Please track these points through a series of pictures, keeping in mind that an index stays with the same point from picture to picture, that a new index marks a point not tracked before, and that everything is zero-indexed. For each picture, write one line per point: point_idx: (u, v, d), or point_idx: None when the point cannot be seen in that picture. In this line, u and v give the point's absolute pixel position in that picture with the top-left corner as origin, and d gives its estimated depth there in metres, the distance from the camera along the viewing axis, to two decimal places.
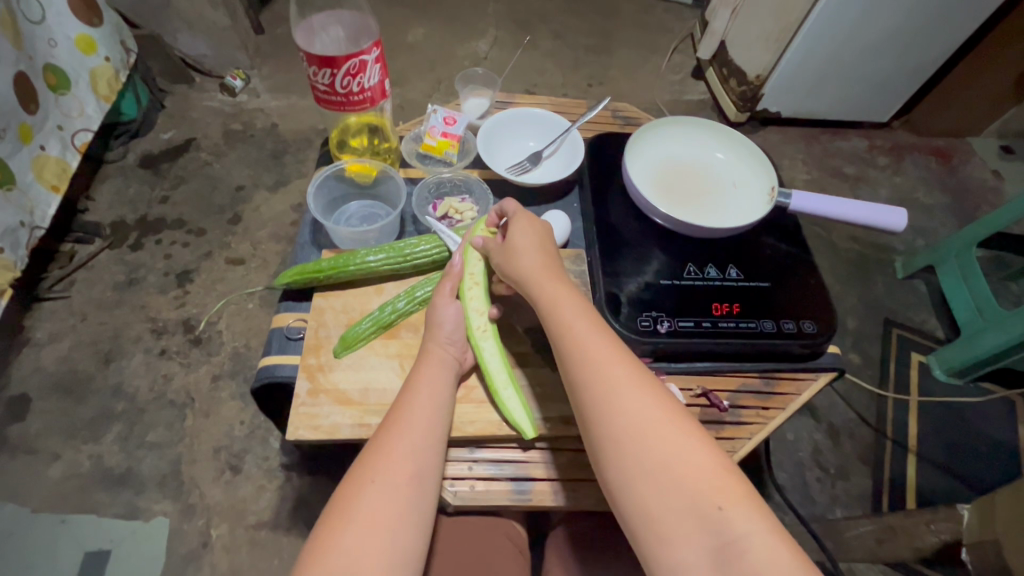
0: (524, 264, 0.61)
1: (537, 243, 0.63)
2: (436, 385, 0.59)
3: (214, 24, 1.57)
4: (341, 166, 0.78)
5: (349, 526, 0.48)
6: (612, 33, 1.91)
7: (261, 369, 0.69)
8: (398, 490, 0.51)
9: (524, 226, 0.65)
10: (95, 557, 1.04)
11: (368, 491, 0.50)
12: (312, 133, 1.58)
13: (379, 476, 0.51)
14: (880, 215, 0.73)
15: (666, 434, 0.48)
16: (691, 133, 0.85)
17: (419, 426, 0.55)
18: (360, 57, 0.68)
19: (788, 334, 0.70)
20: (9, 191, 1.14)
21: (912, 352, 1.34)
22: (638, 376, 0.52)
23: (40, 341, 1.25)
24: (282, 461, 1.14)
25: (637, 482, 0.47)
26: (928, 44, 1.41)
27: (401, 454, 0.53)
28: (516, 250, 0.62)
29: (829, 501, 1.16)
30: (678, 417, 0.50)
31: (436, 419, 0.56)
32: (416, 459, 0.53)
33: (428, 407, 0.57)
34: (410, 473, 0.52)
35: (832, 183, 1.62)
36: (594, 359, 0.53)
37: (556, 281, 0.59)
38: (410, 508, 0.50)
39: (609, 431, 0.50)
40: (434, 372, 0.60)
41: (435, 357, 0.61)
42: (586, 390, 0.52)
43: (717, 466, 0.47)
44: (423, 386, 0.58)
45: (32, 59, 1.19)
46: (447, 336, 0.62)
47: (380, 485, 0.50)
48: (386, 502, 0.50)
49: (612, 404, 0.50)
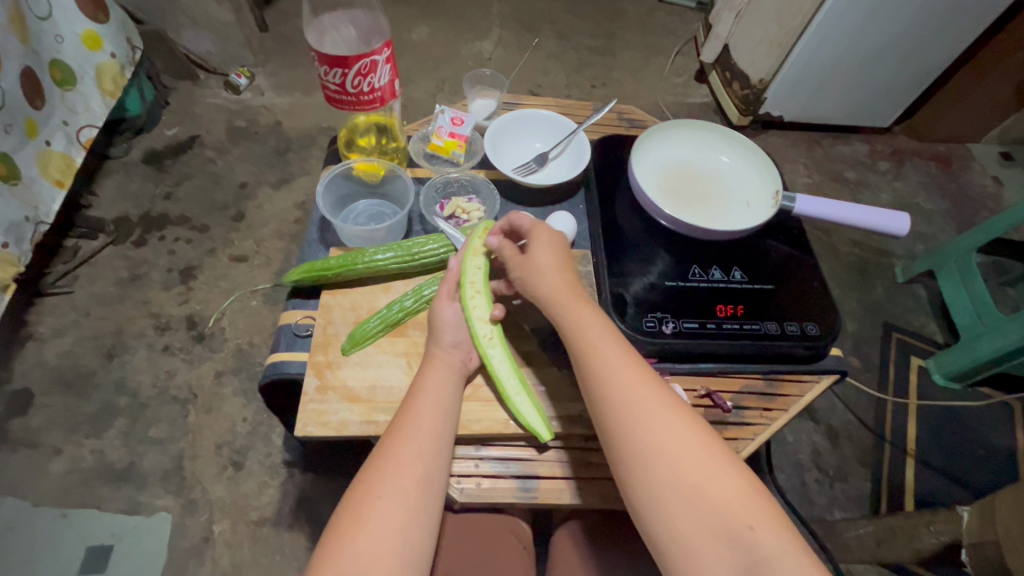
0: (545, 279, 0.62)
1: (557, 255, 0.64)
2: (443, 388, 0.59)
3: (219, 21, 1.57)
4: (349, 165, 0.79)
5: (359, 532, 0.48)
6: (615, 34, 1.91)
7: (269, 365, 0.69)
8: (408, 495, 0.51)
9: (543, 239, 0.65)
10: (98, 552, 1.04)
11: (377, 497, 0.50)
12: (317, 132, 1.59)
13: (388, 482, 0.51)
14: (882, 220, 0.74)
15: (696, 455, 0.49)
16: (697, 136, 0.86)
17: (426, 428, 0.56)
18: (371, 58, 0.68)
19: (792, 336, 0.71)
20: (14, 186, 1.14)
21: (912, 355, 1.35)
22: (664, 398, 0.53)
23: (42, 336, 1.25)
24: (285, 457, 1.14)
25: (667, 503, 0.48)
26: (931, 50, 1.42)
27: (409, 459, 0.53)
28: (537, 263, 0.63)
29: (827, 502, 1.17)
30: (704, 436, 0.51)
31: (442, 424, 0.57)
32: (425, 462, 0.53)
33: (435, 411, 0.57)
34: (418, 478, 0.52)
35: (833, 187, 1.63)
36: (621, 380, 0.54)
37: (577, 299, 0.60)
38: (421, 510, 0.51)
39: (637, 452, 0.50)
40: (443, 374, 0.60)
41: (440, 361, 0.61)
42: (612, 408, 0.53)
43: (747, 488, 0.48)
44: (432, 390, 0.58)
45: (38, 54, 1.19)
46: (451, 340, 0.63)
47: (387, 491, 0.51)
48: (395, 508, 0.50)
49: (640, 426, 0.51)
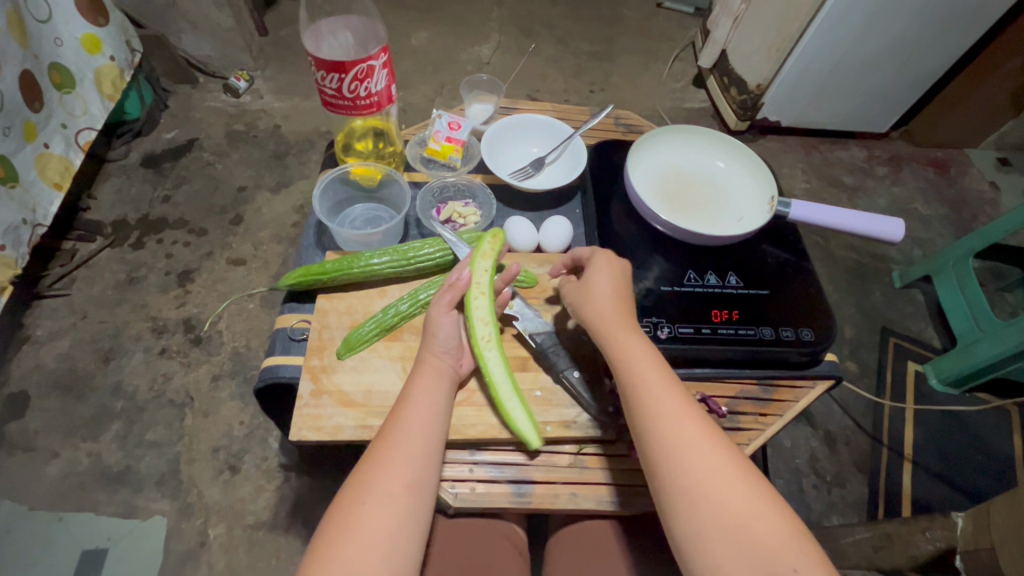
0: (595, 309, 0.63)
1: (615, 285, 0.65)
2: (435, 393, 0.59)
3: (219, 25, 1.58)
4: (346, 169, 0.80)
5: (347, 538, 0.48)
6: (614, 40, 1.92)
7: (265, 369, 0.69)
8: (396, 501, 0.51)
9: (603, 267, 0.66)
10: (93, 556, 1.04)
11: (365, 503, 0.50)
12: (316, 135, 1.59)
13: (375, 488, 0.51)
14: (878, 225, 0.74)
15: (738, 491, 0.50)
16: (693, 141, 0.86)
17: (415, 434, 0.55)
18: (368, 63, 0.68)
19: (787, 342, 0.71)
20: (12, 189, 1.14)
21: (910, 361, 1.35)
22: (709, 433, 0.54)
23: (40, 339, 1.25)
24: (282, 461, 1.14)
25: (709, 537, 0.49)
26: (927, 57, 1.43)
27: (399, 466, 0.53)
28: (592, 290, 0.65)
29: (826, 507, 1.17)
30: (749, 475, 0.52)
31: (433, 431, 0.57)
32: (414, 468, 0.53)
33: (425, 417, 0.57)
34: (407, 484, 0.52)
35: (830, 192, 1.63)
36: (668, 414, 0.55)
37: (624, 330, 0.61)
38: (409, 517, 0.51)
39: (682, 484, 0.51)
40: (434, 379, 0.60)
41: (429, 366, 0.61)
42: (659, 443, 0.54)
43: (787, 526, 0.49)
44: (425, 397, 0.58)
45: (38, 57, 1.19)
46: (442, 345, 0.62)
47: (375, 497, 0.51)
48: (384, 514, 0.50)
49: (684, 458, 0.52)
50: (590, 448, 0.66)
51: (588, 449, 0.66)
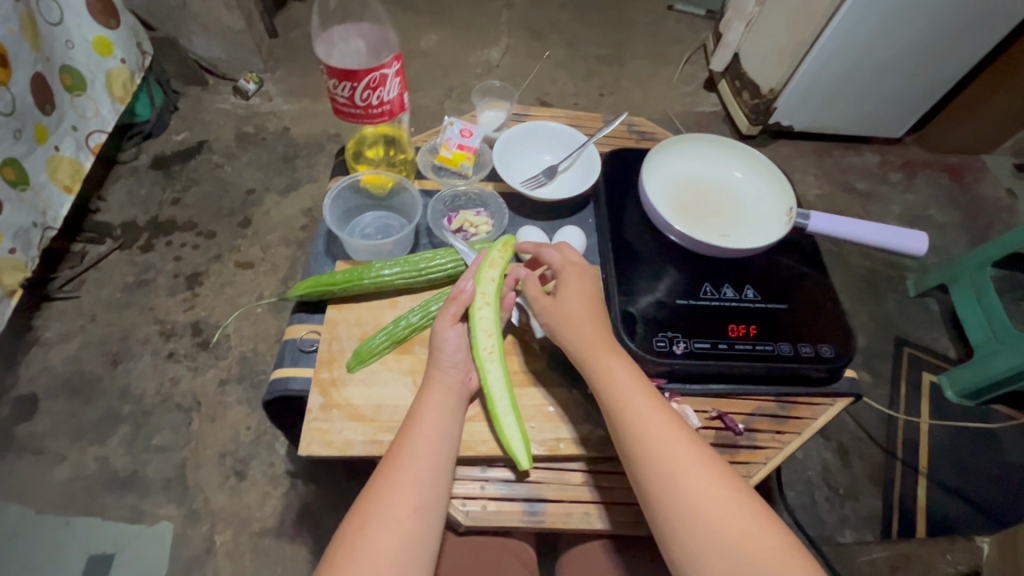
0: (574, 324, 0.62)
1: (589, 297, 0.64)
2: (442, 410, 0.58)
3: (229, 27, 1.57)
4: (357, 178, 0.78)
5: (353, 563, 0.48)
6: (624, 43, 1.91)
7: (273, 380, 0.68)
8: (403, 523, 0.50)
9: (574, 279, 0.65)
10: (100, 560, 1.04)
11: (371, 527, 0.49)
12: (324, 138, 1.59)
13: (381, 511, 0.50)
14: (898, 239, 0.73)
15: (733, 513, 0.49)
16: (710, 151, 0.84)
17: (422, 454, 0.54)
18: (380, 71, 0.68)
19: (805, 358, 0.69)
20: (23, 192, 1.14)
21: (925, 372, 1.33)
22: (698, 450, 0.53)
23: (49, 341, 1.25)
24: (288, 468, 1.13)
25: (708, 562, 0.47)
26: (945, 61, 1.40)
27: (405, 487, 0.52)
28: (564, 303, 0.63)
29: (838, 521, 1.15)
30: (741, 492, 0.51)
31: (441, 449, 0.55)
32: (421, 492, 0.52)
33: (431, 436, 0.55)
34: (414, 506, 0.51)
35: (843, 199, 1.61)
36: (655, 434, 0.54)
37: (606, 346, 0.60)
38: (417, 543, 0.50)
39: (675, 509, 0.50)
40: (445, 393, 0.59)
41: (438, 383, 0.60)
42: (647, 466, 0.52)
43: (785, 546, 0.48)
44: (431, 414, 0.57)
45: (49, 60, 1.20)
46: (449, 359, 0.61)
47: (382, 520, 0.50)
48: (390, 538, 0.49)
49: (675, 481, 0.51)
50: (604, 466, 0.65)
51: (602, 467, 0.65)
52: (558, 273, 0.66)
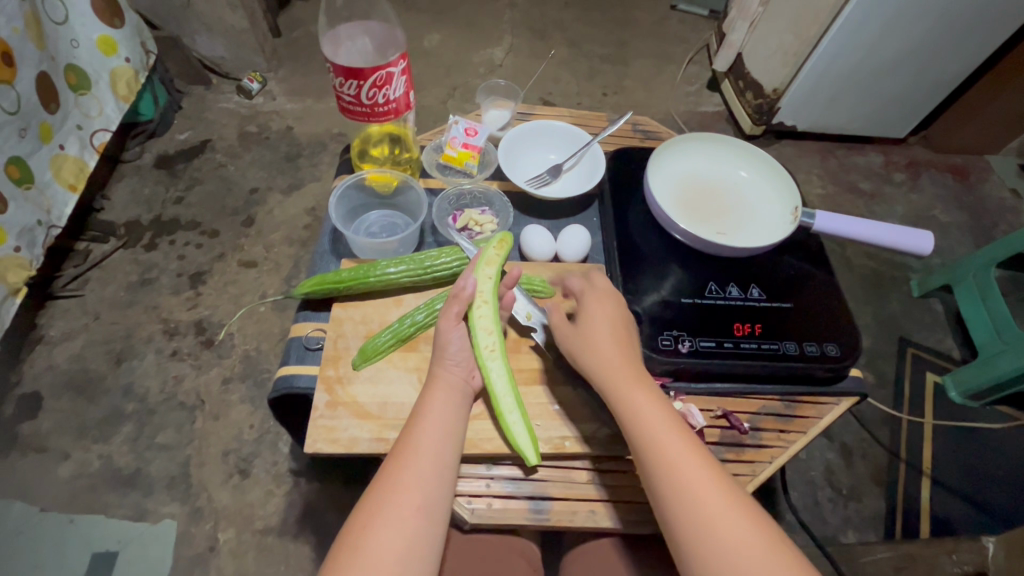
0: (598, 354, 0.61)
1: (612, 323, 0.64)
2: (447, 409, 0.57)
3: (233, 27, 1.58)
4: (362, 176, 0.78)
5: (358, 561, 0.47)
6: (628, 42, 1.91)
7: (279, 378, 0.68)
8: (408, 523, 0.50)
9: (596, 304, 0.65)
10: (103, 557, 1.04)
11: (376, 526, 0.49)
12: (327, 137, 1.59)
13: (387, 510, 0.50)
14: (904, 238, 0.73)
15: (767, 561, 0.47)
16: (714, 150, 0.84)
17: (426, 453, 0.54)
18: (387, 70, 0.68)
19: (810, 357, 0.69)
20: (28, 190, 1.14)
21: (928, 372, 1.33)
22: (730, 492, 0.52)
23: (53, 339, 1.25)
24: (292, 466, 1.13)
25: None
26: (950, 61, 1.40)
27: (411, 487, 0.52)
28: (587, 329, 0.63)
29: (842, 522, 1.15)
30: (773, 537, 0.49)
31: (445, 448, 0.55)
32: (425, 490, 0.52)
33: (435, 436, 0.55)
34: (418, 506, 0.51)
35: (847, 199, 1.60)
36: (685, 473, 0.52)
37: (633, 378, 0.60)
38: (420, 542, 0.50)
39: (706, 554, 0.48)
40: (450, 392, 0.59)
41: (442, 382, 0.59)
42: (676, 507, 0.51)
43: None
44: (436, 414, 0.57)
45: (54, 59, 1.20)
46: (452, 357, 0.61)
47: (387, 520, 0.50)
48: (395, 538, 0.49)
49: (707, 524, 0.49)
50: (609, 464, 0.65)
51: (608, 465, 0.65)
52: (580, 298, 0.67)
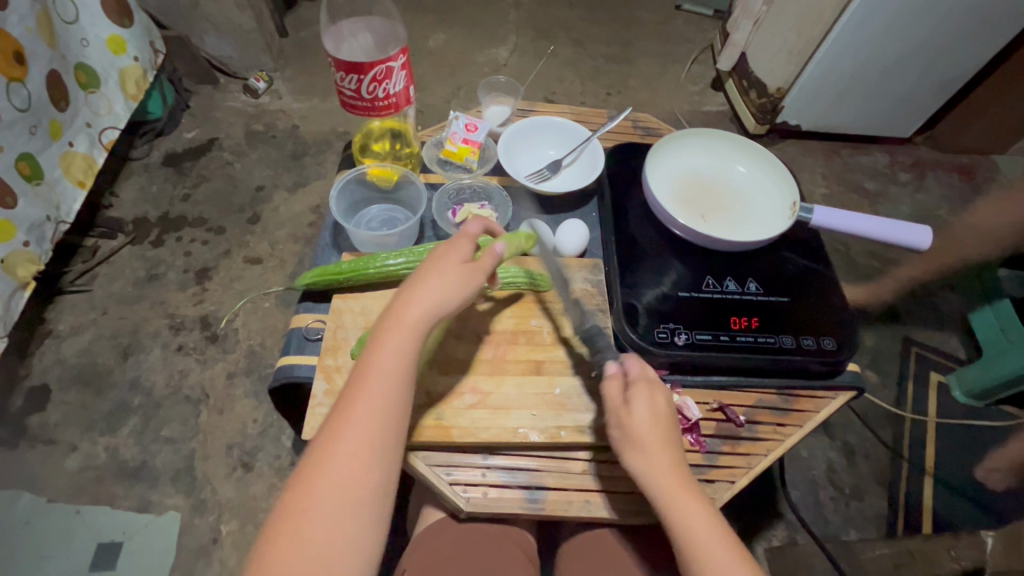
0: (653, 465, 0.57)
1: (665, 424, 0.59)
2: (403, 363, 0.54)
3: (240, 27, 1.60)
4: (363, 170, 0.80)
5: (303, 528, 0.49)
6: (632, 42, 1.91)
7: (278, 368, 0.70)
8: (354, 491, 0.51)
9: (652, 401, 0.59)
10: (108, 548, 1.05)
11: (322, 493, 0.50)
12: (333, 136, 1.60)
13: (332, 478, 0.51)
14: (902, 232, 0.73)
15: None
16: (713, 145, 0.85)
17: (369, 414, 0.53)
18: (386, 64, 0.69)
19: (807, 350, 0.70)
20: (37, 186, 1.16)
21: (932, 371, 1.32)
22: None
23: (61, 333, 1.27)
24: (294, 460, 1.15)
25: None
26: (956, 60, 1.39)
27: (355, 453, 0.52)
28: (642, 432, 0.58)
29: (844, 521, 1.14)
30: None
31: (392, 406, 0.53)
32: (368, 454, 0.52)
33: (382, 396, 0.53)
34: (361, 472, 0.51)
35: (851, 199, 1.60)
36: None
37: (683, 491, 0.57)
38: (360, 508, 0.51)
39: None
40: (408, 340, 0.55)
41: (398, 330, 0.55)
42: None
43: None
44: (390, 370, 0.54)
45: (64, 58, 1.22)
46: (429, 304, 0.56)
47: (332, 488, 0.50)
48: (340, 506, 0.50)
49: None
50: (605, 454, 0.65)
51: (602, 456, 0.65)
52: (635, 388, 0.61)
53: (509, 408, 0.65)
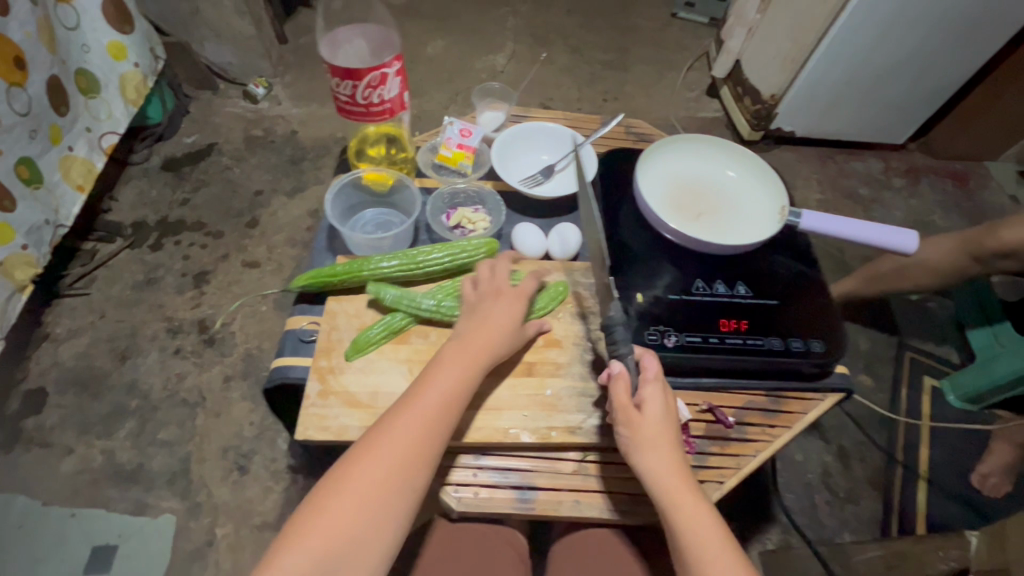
0: (658, 462, 0.58)
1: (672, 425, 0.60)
2: (449, 395, 0.59)
3: (240, 33, 1.61)
4: (358, 174, 0.81)
5: (329, 507, 0.52)
6: (629, 49, 1.93)
7: (273, 369, 0.70)
8: (382, 486, 0.54)
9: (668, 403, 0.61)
10: (103, 551, 1.06)
11: (345, 497, 0.53)
12: (331, 141, 1.62)
13: (358, 483, 0.53)
14: (889, 235, 0.74)
15: None
16: (703, 151, 0.86)
17: (414, 417, 0.57)
18: (381, 70, 0.70)
19: (796, 352, 0.70)
20: (36, 190, 1.17)
21: (926, 375, 1.32)
22: None
23: (59, 337, 1.28)
24: (290, 463, 1.15)
25: None
26: (947, 67, 1.41)
27: (395, 448, 0.55)
28: (649, 428, 0.59)
29: (838, 524, 1.15)
30: None
31: (443, 417, 0.58)
32: (403, 452, 0.55)
33: (429, 403, 0.58)
34: (394, 466, 0.54)
35: (845, 204, 1.61)
36: None
37: (688, 489, 0.58)
38: (390, 501, 0.54)
39: None
40: (460, 376, 0.60)
41: (458, 352, 0.61)
42: None
43: None
44: (436, 401, 0.58)
45: (65, 63, 1.23)
46: (493, 334, 0.63)
47: (355, 493, 0.53)
48: (357, 510, 0.52)
49: None
50: (596, 456, 0.66)
51: (593, 457, 0.66)
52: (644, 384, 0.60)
53: (500, 409, 0.65)
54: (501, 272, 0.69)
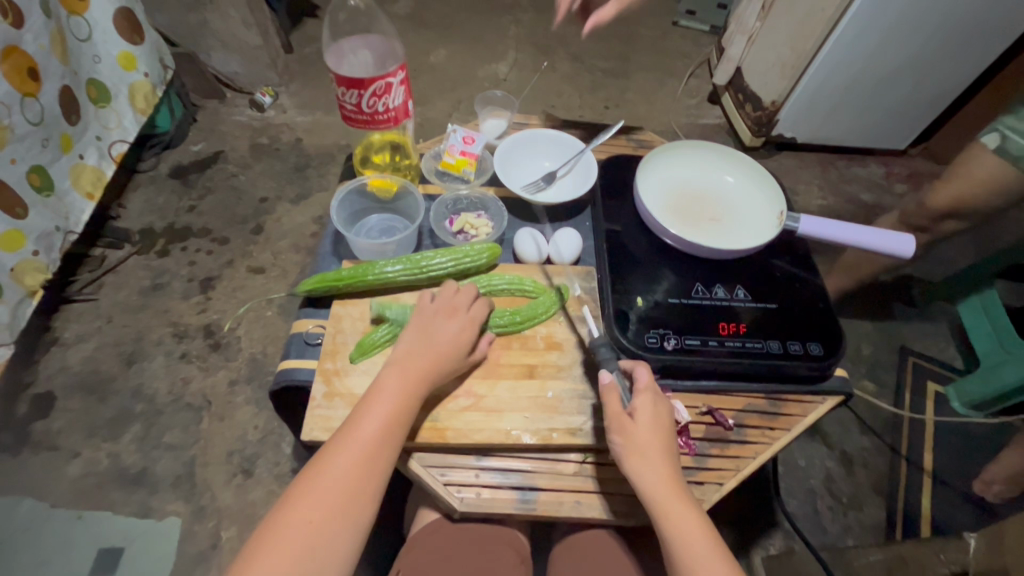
0: (645, 469, 0.59)
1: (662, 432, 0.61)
2: (392, 416, 0.60)
3: (247, 43, 1.64)
4: (363, 181, 0.82)
5: (291, 518, 0.55)
6: (630, 57, 1.95)
7: (279, 371, 0.72)
8: (344, 495, 0.57)
9: (655, 410, 0.61)
10: (109, 553, 1.07)
11: (276, 545, 0.54)
12: (335, 149, 1.64)
13: (291, 532, 0.55)
14: (890, 240, 0.74)
15: None
16: (701, 158, 0.87)
17: (368, 427, 0.59)
18: (386, 79, 0.72)
19: (794, 355, 0.71)
20: (47, 198, 1.19)
21: (930, 381, 1.32)
22: None
23: (67, 341, 1.29)
24: (294, 466, 1.16)
25: None
26: (946, 75, 1.42)
27: (355, 458, 0.58)
28: (639, 436, 0.60)
29: (841, 530, 1.15)
30: None
31: (394, 423, 0.60)
32: (362, 462, 0.57)
33: (383, 410, 0.60)
34: (354, 476, 0.57)
35: (846, 210, 1.62)
36: None
37: (675, 493, 0.59)
38: (351, 508, 0.57)
39: None
40: (399, 402, 0.60)
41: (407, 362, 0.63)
42: None
43: None
44: (369, 436, 0.58)
45: (76, 74, 1.25)
46: (436, 343, 0.65)
47: (302, 527, 0.55)
48: (320, 520, 0.55)
49: None
50: (595, 457, 0.67)
51: (593, 459, 0.67)
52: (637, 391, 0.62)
53: (501, 411, 0.67)
54: (463, 292, 0.69)
